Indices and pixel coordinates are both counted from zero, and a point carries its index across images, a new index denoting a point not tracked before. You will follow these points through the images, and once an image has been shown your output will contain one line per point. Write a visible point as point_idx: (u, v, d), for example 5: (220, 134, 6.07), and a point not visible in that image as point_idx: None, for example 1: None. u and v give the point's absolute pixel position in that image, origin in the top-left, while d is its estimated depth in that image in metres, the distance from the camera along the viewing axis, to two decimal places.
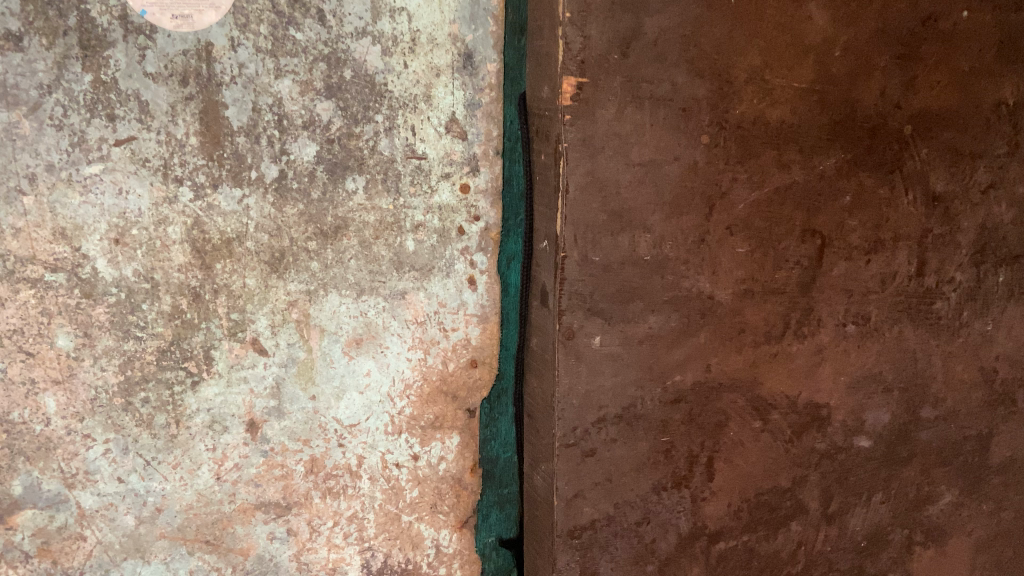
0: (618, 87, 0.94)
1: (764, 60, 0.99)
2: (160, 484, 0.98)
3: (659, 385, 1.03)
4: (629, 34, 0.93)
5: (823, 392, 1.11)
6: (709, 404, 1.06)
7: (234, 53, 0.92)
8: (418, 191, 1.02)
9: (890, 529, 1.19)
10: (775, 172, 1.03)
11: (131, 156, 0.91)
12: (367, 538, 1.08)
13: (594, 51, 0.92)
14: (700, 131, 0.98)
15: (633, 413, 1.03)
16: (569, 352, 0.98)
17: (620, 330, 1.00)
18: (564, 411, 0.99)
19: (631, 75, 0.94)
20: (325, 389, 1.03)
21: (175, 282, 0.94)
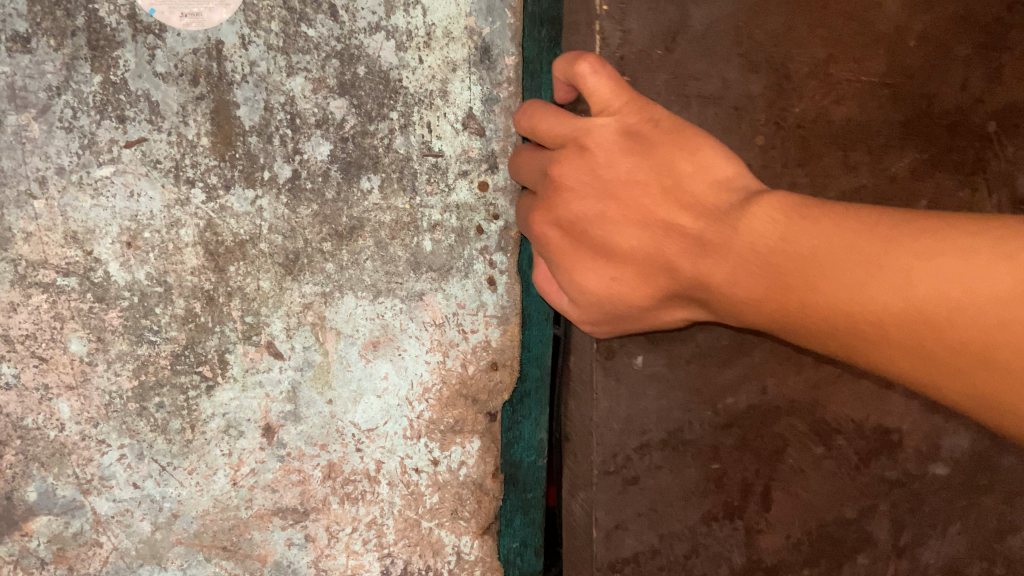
0: (663, 84, 0.95)
1: (827, 52, 1.01)
2: (175, 490, 0.97)
3: (710, 409, 1.07)
4: (676, 25, 0.94)
5: (892, 416, 1.14)
6: (765, 428, 1.10)
7: (244, 51, 0.90)
8: (434, 190, 0.99)
9: (969, 560, 1.23)
10: (841, 172, 1.04)
11: (141, 158, 0.89)
12: (386, 544, 1.06)
13: (634, 46, 0.93)
14: (756, 130, 0.99)
15: (681, 436, 1.06)
16: (608, 372, 1.00)
17: (666, 350, 1.03)
18: (603, 436, 1.02)
19: (676, 72, 0.95)
20: (343, 392, 1.01)
21: (189, 285, 0.93)
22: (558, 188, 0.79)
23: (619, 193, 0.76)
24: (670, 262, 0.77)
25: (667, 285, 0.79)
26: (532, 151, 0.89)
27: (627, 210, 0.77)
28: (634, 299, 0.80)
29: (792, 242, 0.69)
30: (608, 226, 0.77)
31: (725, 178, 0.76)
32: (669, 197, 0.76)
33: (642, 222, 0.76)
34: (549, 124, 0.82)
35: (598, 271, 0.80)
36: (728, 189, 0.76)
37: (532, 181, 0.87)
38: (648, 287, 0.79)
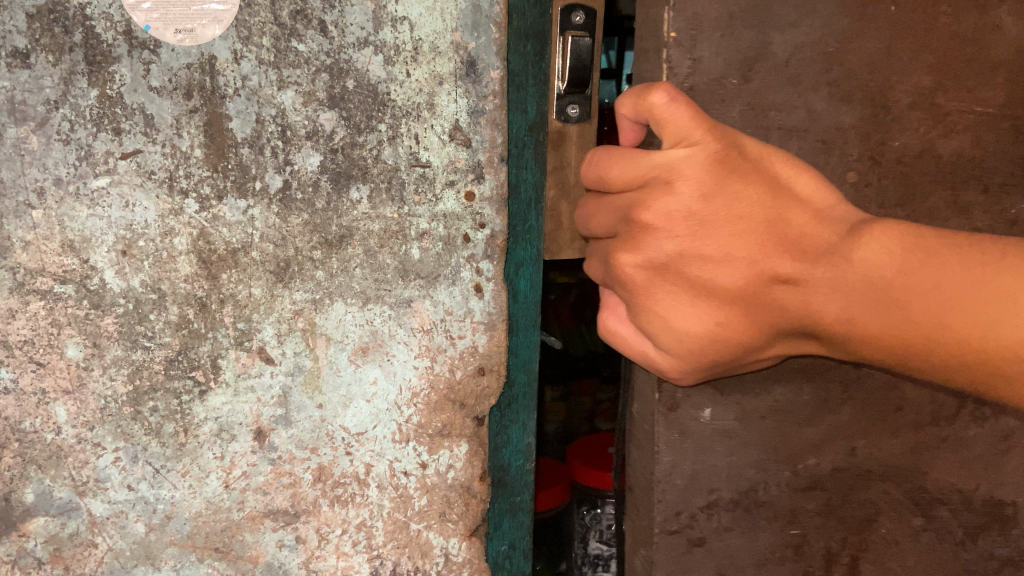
0: (738, 115, 0.94)
1: (934, 80, 0.96)
2: (169, 492, 1.00)
3: (789, 469, 1.06)
4: (754, 53, 0.93)
5: (1008, 488, 1.08)
6: (852, 493, 1.08)
7: (237, 66, 0.93)
8: (422, 199, 1.02)
9: None
10: (948, 216, 0.99)
11: (136, 169, 0.92)
12: (375, 546, 1.09)
13: (705, 75, 0.93)
14: (846, 166, 0.97)
15: (754, 497, 1.07)
16: (672, 425, 1.02)
17: (735, 403, 1.03)
18: (666, 493, 1.04)
19: (754, 102, 0.94)
20: (332, 397, 1.03)
21: (182, 292, 0.96)
22: (649, 228, 0.81)
23: (723, 229, 0.79)
24: (777, 297, 0.81)
25: (776, 320, 0.83)
26: (596, 199, 0.91)
27: (733, 247, 0.80)
28: (738, 335, 0.84)
29: (906, 276, 0.75)
30: (714, 264, 0.80)
31: (819, 212, 0.81)
32: (771, 233, 0.80)
33: (748, 259, 0.80)
34: (621, 166, 0.84)
35: (702, 312, 0.83)
36: (825, 219, 0.81)
37: (607, 227, 0.88)
38: (756, 323, 0.83)
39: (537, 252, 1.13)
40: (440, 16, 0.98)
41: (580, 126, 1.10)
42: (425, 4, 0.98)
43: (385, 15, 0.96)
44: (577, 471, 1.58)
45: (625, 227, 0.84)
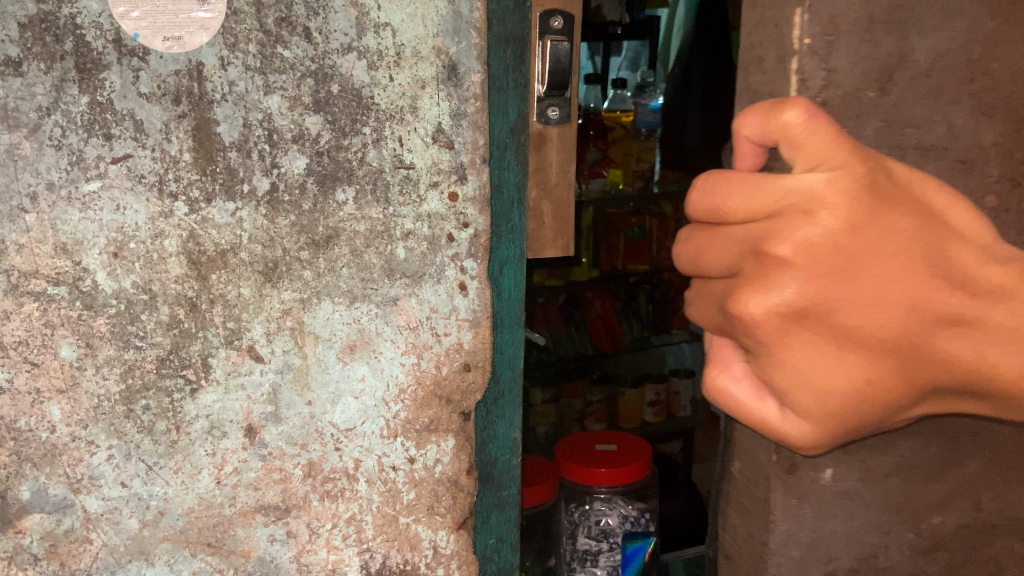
0: (872, 133, 0.86)
1: None
2: (162, 488, 1.02)
3: (910, 529, 1.02)
4: (894, 61, 0.85)
5: None
6: (975, 552, 1.06)
7: (224, 72, 0.96)
8: (407, 200, 1.05)
9: None
10: None
11: (127, 173, 0.95)
12: (365, 539, 1.11)
13: (840, 86, 0.84)
14: (986, 188, 0.92)
15: (873, 564, 1.02)
16: (789, 491, 0.96)
17: (858, 462, 0.96)
18: (779, 565, 0.98)
19: (890, 118, 0.86)
20: (321, 394, 1.06)
21: (173, 293, 0.98)
22: (784, 267, 0.67)
23: (880, 271, 0.66)
24: (931, 349, 0.70)
25: (924, 374, 0.72)
26: (709, 230, 0.77)
27: (890, 291, 0.67)
28: (885, 393, 0.71)
29: None
30: (865, 311, 0.67)
31: (982, 247, 0.69)
32: (933, 276, 0.67)
33: (905, 307, 0.67)
34: (744, 193, 0.71)
35: (844, 366, 0.70)
36: (994, 258, 0.69)
37: (722, 263, 0.74)
38: (902, 379, 0.71)
39: (520, 250, 1.16)
40: (422, 22, 1.01)
41: (562, 128, 1.17)
42: (406, 11, 1.00)
43: (367, 21, 0.99)
44: (563, 466, 1.59)
45: (750, 262, 0.70)
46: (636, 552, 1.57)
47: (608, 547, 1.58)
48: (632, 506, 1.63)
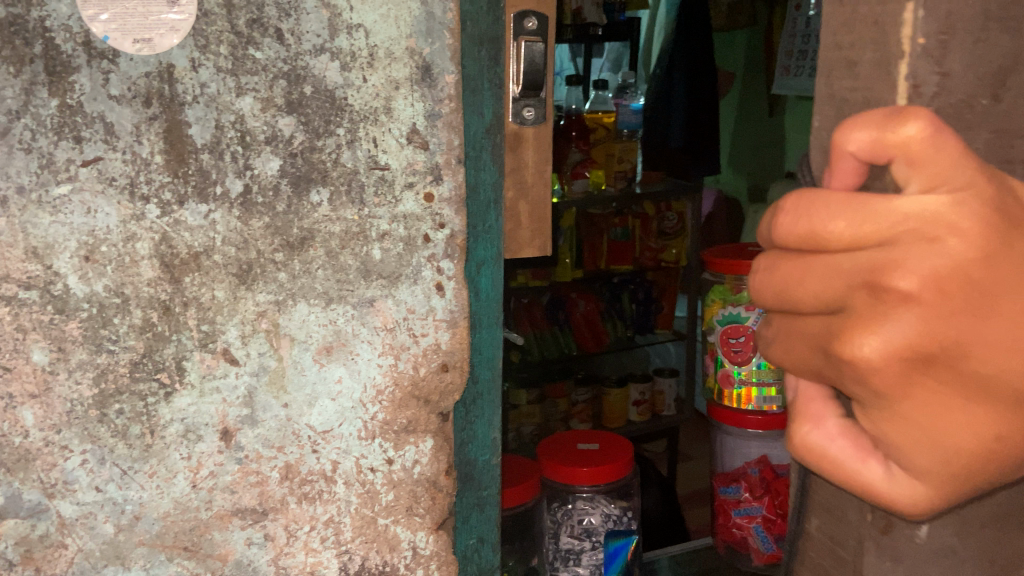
0: (983, 144, 0.73)
1: None
2: (137, 492, 1.02)
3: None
4: (1007, 65, 0.71)
5: None
6: None
7: (195, 74, 0.95)
8: (383, 201, 1.05)
9: None
10: None
11: (98, 176, 0.94)
12: (343, 541, 1.11)
13: (957, 92, 0.70)
14: None
15: None
16: None
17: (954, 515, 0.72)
18: None
19: (1001, 126, 0.73)
20: (297, 396, 1.06)
21: (146, 296, 0.98)
22: (907, 300, 0.54)
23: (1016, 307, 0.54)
24: None
25: None
26: (798, 261, 0.63)
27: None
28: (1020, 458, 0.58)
29: None
30: (1006, 356, 0.55)
31: None
32: None
33: None
34: (845, 213, 0.58)
35: (981, 424, 0.56)
36: None
37: (816, 297, 0.61)
38: None
39: (498, 250, 1.16)
40: (395, 23, 1.01)
41: (537, 128, 1.16)
42: (379, 12, 1.00)
43: (340, 22, 0.99)
44: (546, 466, 1.60)
45: (860, 294, 0.57)
46: (619, 549, 1.59)
47: (590, 547, 1.56)
48: (615, 504, 1.61)
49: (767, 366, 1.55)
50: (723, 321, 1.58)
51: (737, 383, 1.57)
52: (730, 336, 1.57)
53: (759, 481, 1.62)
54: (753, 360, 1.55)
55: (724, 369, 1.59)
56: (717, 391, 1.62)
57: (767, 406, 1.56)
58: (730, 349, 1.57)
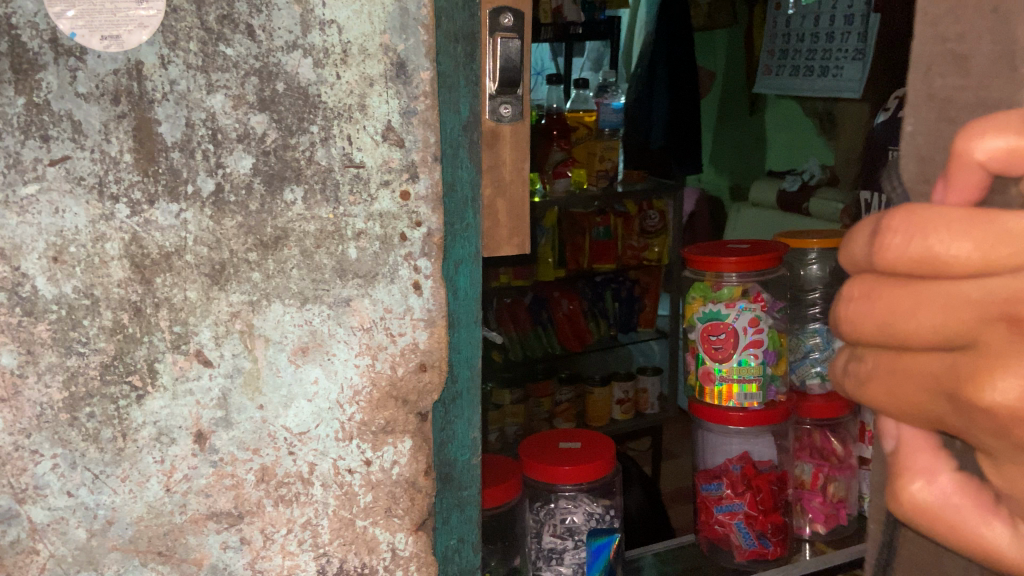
0: None
1: None
2: (109, 497, 1.00)
3: None
4: None
5: None
6: None
7: (164, 70, 0.94)
8: (358, 200, 1.03)
9: None
10: None
11: (65, 175, 0.93)
12: (321, 544, 1.10)
13: None
14: None
15: None
16: None
17: None
18: None
19: None
20: (273, 398, 1.04)
21: (116, 297, 0.96)
22: None
23: None
24: None
25: None
26: (904, 290, 0.50)
27: None
28: None
29: None
30: None
31: None
32: None
33: None
34: (977, 228, 0.46)
35: None
36: None
37: (933, 334, 0.48)
38: None
39: (476, 249, 1.15)
40: (368, 19, 1.00)
41: (515, 125, 1.15)
42: (352, 8, 0.99)
43: (312, 18, 0.98)
44: (528, 465, 1.59)
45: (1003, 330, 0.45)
46: (601, 548, 1.56)
47: (573, 545, 1.56)
48: (598, 503, 1.60)
49: (747, 363, 1.55)
50: (703, 319, 1.57)
51: (718, 380, 1.57)
52: (710, 333, 1.56)
53: (740, 478, 1.61)
54: (734, 357, 1.55)
55: (705, 366, 1.58)
56: (698, 388, 1.62)
57: (748, 403, 1.56)
58: (711, 346, 1.56)
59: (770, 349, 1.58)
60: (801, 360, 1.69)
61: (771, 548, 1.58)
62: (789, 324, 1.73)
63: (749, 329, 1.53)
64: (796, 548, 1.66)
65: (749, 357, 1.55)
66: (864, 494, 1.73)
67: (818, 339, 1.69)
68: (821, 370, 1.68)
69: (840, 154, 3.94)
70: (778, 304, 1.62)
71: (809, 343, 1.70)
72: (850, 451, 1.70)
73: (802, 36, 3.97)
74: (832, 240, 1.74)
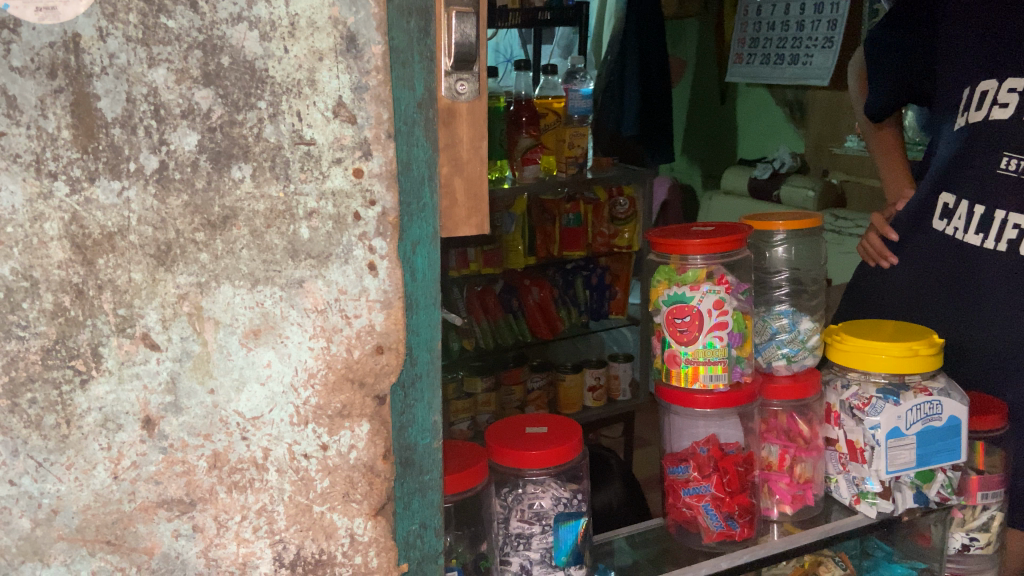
0: None
1: None
2: (54, 485, 0.97)
3: None
4: None
5: None
6: None
7: (103, 43, 0.90)
8: (309, 177, 1.01)
9: None
10: None
11: (1, 153, 0.90)
12: (277, 530, 1.08)
13: None
14: None
15: None
16: None
17: None
18: None
19: None
20: (224, 381, 1.02)
21: (57, 279, 0.93)
22: None
23: None
24: None
25: None
26: None
27: None
28: None
29: None
30: None
31: None
32: None
33: None
34: None
35: None
36: None
37: None
38: None
39: (435, 229, 1.11)
40: None
41: (471, 103, 1.10)
42: None
43: None
44: (494, 451, 1.57)
45: None
46: (567, 534, 1.55)
47: (540, 530, 1.54)
48: (565, 488, 1.58)
49: (713, 345, 1.54)
50: (668, 302, 1.56)
51: (683, 362, 1.57)
52: (676, 316, 1.55)
53: (707, 460, 1.60)
54: (700, 340, 1.54)
55: (672, 349, 1.58)
56: (664, 371, 1.61)
57: (714, 384, 1.55)
58: (677, 329, 1.56)
59: (736, 331, 1.57)
60: (768, 342, 1.69)
61: (738, 529, 1.58)
62: (754, 306, 1.74)
63: (713, 312, 1.53)
64: (763, 530, 1.65)
65: (715, 339, 1.54)
66: (830, 474, 1.71)
67: (783, 321, 1.70)
68: (787, 352, 1.68)
69: (810, 141, 4.00)
70: (744, 287, 1.61)
71: (775, 325, 1.71)
72: (816, 432, 1.70)
73: (772, 24, 4.02)
74: (799, 222, 1.73)
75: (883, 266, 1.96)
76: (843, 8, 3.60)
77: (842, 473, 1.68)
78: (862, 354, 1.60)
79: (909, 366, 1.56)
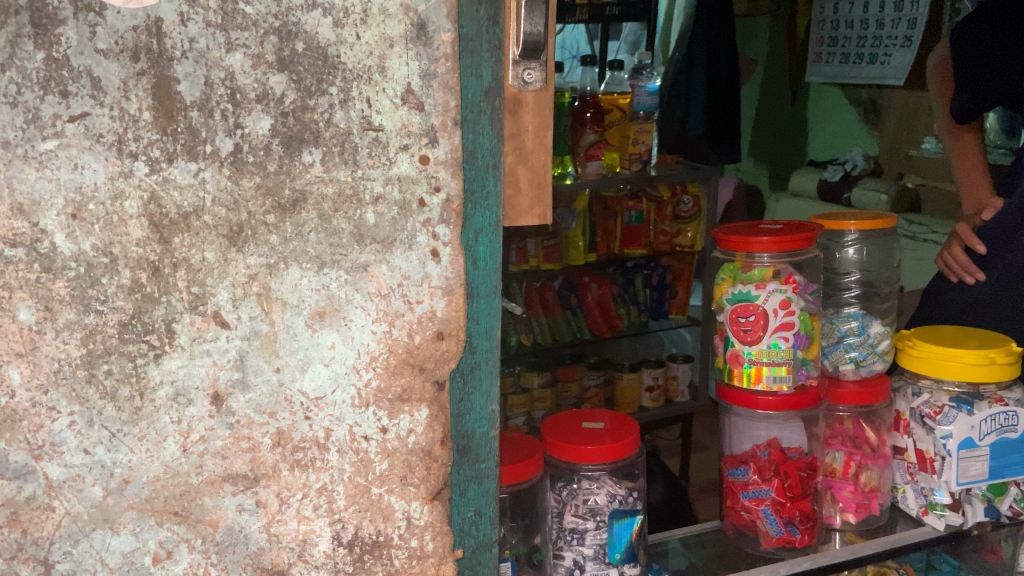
0: None
1: None
2: (126, 456, 1.01)
3: None
4: None
5: None
6: None
7: (184, 28, 0.93)
8: (376, 163, 1.02)
9: None
10: None
11: (84, 132, 0.93)
12: (336, 510, 1.10)
13: None
14: None
15: None
16: None
17: None
18: None
19: None
20: (290, 361, 1.04)
21: (134, 256, 0.97)
22: None
23: None
24: None
25: None
26: None
27: None
28: None
29: None
30: None
31: None
32: None
33: None
34: None
35: None
36: None
37: None
38: None
39: (497, 218, 1.11)
40: None
41: (538, 92, 1.10)
42: None
43: None
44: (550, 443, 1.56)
45: None
46: (622, 531, 1.53)
47: (594, 526, 1.51)
48: (621, 485, 1.56)
49: (777, 346, 1.50)
50: (732, 300, 1.53)
51: (746, 363, 1.53)
52: (739, 315, 1.52)
53: (768, 463, 1.56)
54: (764, 340, 1.50)
55: (734, 348, 1.55)
56: (725, 371, 1.58)
57: (778, 386, 1.52)
58: (740, 328, 1.52)
59: (802, 333, 1.52)
60: (835, 345, 1.63)
61: (798, 535, 1.54)
62: (821, 308, 1.68)
63: (779, 312, 1.49)
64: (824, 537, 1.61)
65: (780, 340, 1.50)
66: (896, 484, 1.66)
67: (853, 324, 1.63)
68: (855, 356, 1.61)
69: (887, 143, 3.86)
70: (812, 287, 1.57)
71: (843, 328, 1.63)
72: (884, 440, 1.64)
73: (851, 22, 3.91)
74: (872, 222, 1.67)
75: (967, 281, 1.85)
76: (924, 6, 3.47)
77: (910, 483, 1.62)
78: (937, 361, 1.54)
79: (984, 374, 1.50)
